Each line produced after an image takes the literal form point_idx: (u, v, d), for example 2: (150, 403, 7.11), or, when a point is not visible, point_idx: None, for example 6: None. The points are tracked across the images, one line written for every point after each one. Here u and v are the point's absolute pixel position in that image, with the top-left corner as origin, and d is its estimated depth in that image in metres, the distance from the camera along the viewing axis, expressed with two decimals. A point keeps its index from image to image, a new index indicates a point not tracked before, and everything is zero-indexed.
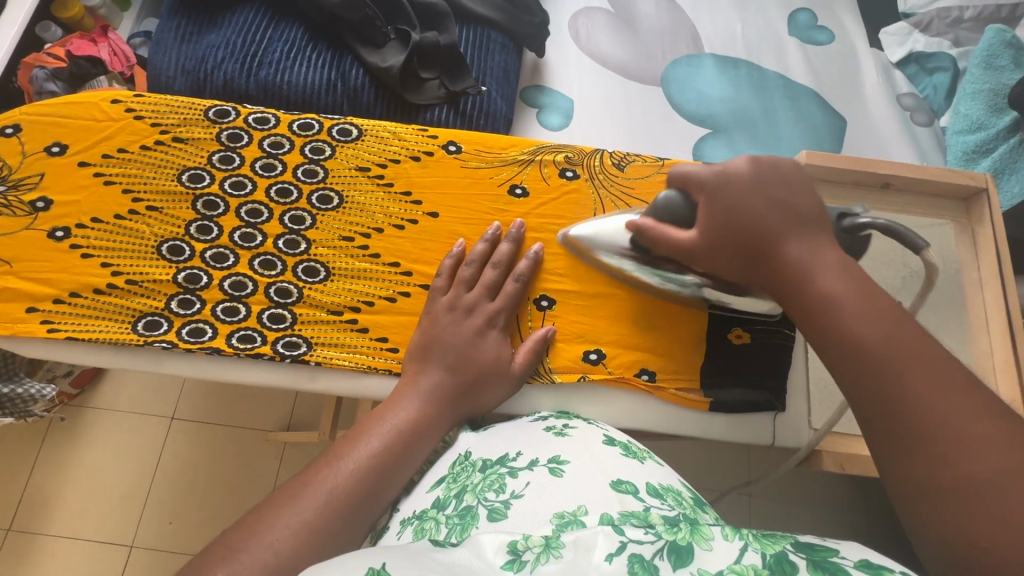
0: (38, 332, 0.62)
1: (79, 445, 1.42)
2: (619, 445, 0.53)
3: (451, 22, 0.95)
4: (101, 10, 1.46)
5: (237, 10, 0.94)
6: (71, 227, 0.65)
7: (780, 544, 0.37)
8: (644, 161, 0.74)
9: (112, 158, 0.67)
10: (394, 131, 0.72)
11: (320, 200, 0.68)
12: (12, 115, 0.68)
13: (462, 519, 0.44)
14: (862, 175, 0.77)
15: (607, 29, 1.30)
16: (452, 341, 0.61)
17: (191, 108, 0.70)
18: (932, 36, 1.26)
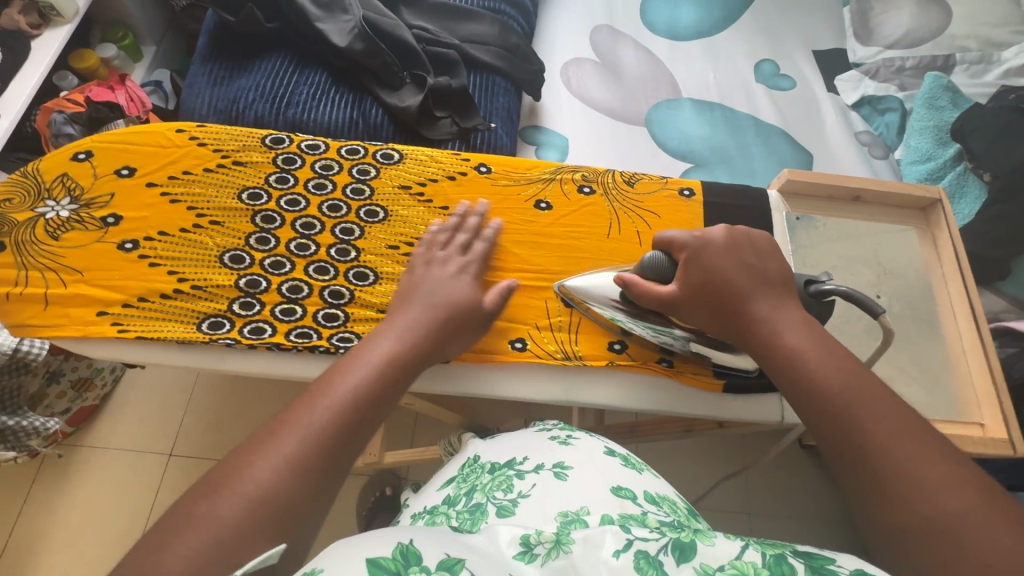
0: (109, 333, 0.65)
1: (73, 485, 1.38)
2: (618, 456, 0.59)
3: (462, 68, 1.05)
4: (114, 61, 1.67)
5: (267, 58, 1.04)
6: (139, 240, 0.70)
7: (781, 550, 0.41)
8: (650, 179, 0.83)
9: (177, 179, 0.74)
10: (431, 155, 0.80)
11: (367, 214, 0.75)
12: (85, 142, 0.74)
13: (473, 513, 0.52)
14: (834, 189, 0.87)
15: (595, 77, 1.43)
16: (427, 286, 0.67)
17: (249, 136, 0.77)
18: (880, 81, 1.41)
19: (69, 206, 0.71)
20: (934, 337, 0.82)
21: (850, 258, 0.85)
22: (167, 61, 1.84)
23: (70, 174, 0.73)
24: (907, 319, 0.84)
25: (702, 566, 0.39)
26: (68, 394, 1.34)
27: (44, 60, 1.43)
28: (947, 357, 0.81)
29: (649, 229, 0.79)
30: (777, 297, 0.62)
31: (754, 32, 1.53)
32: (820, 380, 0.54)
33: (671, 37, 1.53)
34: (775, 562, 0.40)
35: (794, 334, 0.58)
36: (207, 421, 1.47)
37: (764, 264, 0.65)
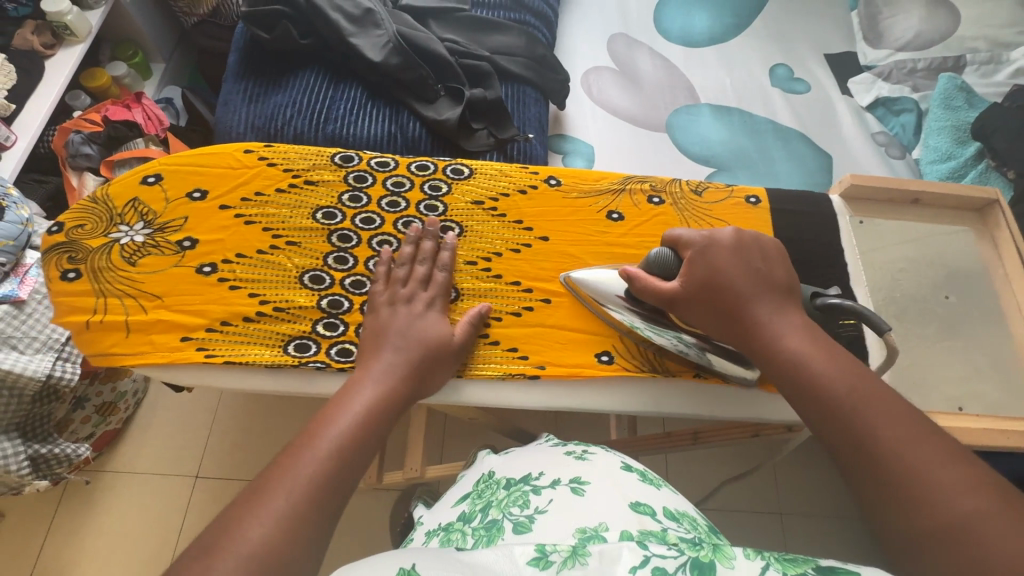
0: (195, 358, 0.67)
1: (98, 512, 1.35)
2: (636, 471, 0.61)
3: (495, 80, 1.05)
4: (125, 79, 1.64)
5: (301, 73, 1.03)
6: (217, 263, 0.72)
7: (801, 566, 0.42)
8: (717, 187, 0.84)
9: (249, 201, 0.75)
10: (501, 170, 0.83)
11: (442, 230, 0.77)
12: (154, 165, 0.76)
13: (489, 530, 0.53)
14: (895, 192, 0.88)
15: (615, 85, 1.44)
16: (397, 326, 0.68)
17: (318, 156, 0.79)
18: (893, 83, 1.44)
19: (144, 231, 0.73)
20: (994, 335, 0.83)
21: (905, 259, 0.86)
22: (176, 77, 1.82)
23: (141, 198, 0.75)
24: (966, 317, 0.85)
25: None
26: (93, 418, 1.31)
27: (59, 81, 1.41)
28: (1009, 354, 0.82)
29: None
30: (777, 302, 0.63)
31: (766, 38, 1.55)
32: (824, 387, 0.55)
33: (686, 43, 1.54)
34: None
35: (794, 339, 0.60)
36: (232, 441, 1.45)
37: (769, 270, 0.66)
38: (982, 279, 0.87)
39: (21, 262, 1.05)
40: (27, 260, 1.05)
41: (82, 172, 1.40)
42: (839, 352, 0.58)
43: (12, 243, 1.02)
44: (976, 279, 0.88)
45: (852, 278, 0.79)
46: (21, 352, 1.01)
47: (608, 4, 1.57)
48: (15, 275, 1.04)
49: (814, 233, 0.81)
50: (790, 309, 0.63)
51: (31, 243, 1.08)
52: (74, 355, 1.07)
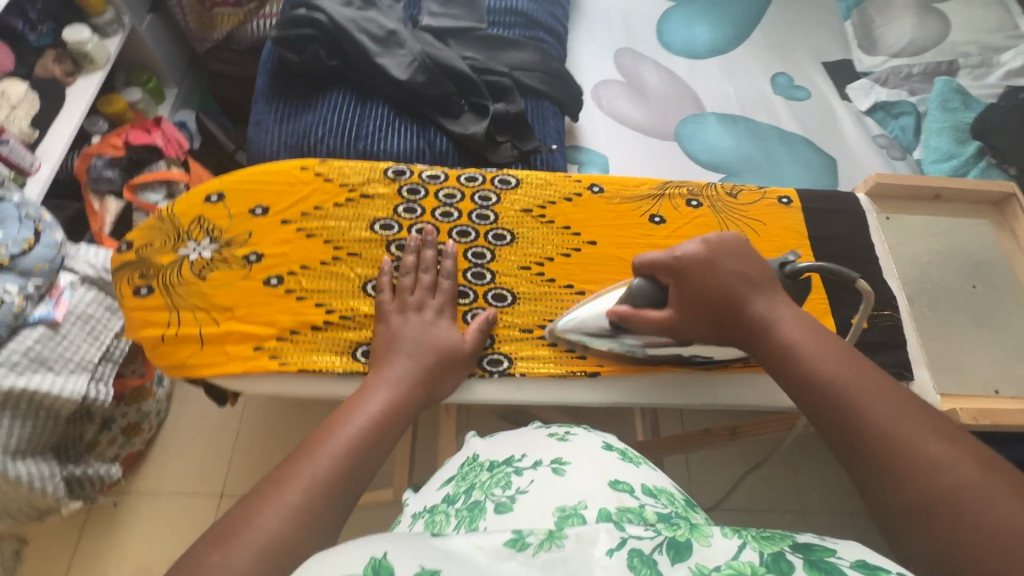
0: (271, 365, 0.71)
1: (125, 534, 1.34)
2: (616, 450, 0.59)
3: (516, 94, 1.09)
4: (141, 104, 1.67)
5: (330, 93, 1.07)
6: (284, 275, 0.76)
7: (778, 545, 0.38)
8: (750, 189, 0.87)
9: (310, 215, 0.79)
10: (547, 178, 0.86)
11: (495, 237, 0.81)
12: (216, 184, 0.80)
13: (471, 511, 0.52)
14: (918, 188, 0.93)
15: (623, 96, 1.49)
16: (409, 334, 0.71)
17: (372, 170, 0.83)
18: (891, 88, 1.49)
19: (211, 247, 0.77)
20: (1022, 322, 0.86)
21: (931, 253, 0.89)
22: (188, 101, 1.85)
23: (206, 215, 0.79)
24: (995, 306, 0.87)
25: (698, 566, 0.36)
26: (118, 440, 1.29)
27: (81, 107, 1.43)
28: None
29: (759, 236, 0.83)
30: (768, 294, 0.64)
31: (765, 49, 1.60)
32: (816, 371, 0.56)
33: (689, 56, 1.59)
34: (773, 561, 0.37)
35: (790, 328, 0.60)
36: (253, 460, 1.44)
37: (750, 268, 0.65)
38: (1002, 269, 0.90)
39: (55, 284, 1.06)
40: (61, 282, 1.06)
41: (103, 196, 1.42)
42: (823, 330, 0.60)
43: (47, 265, 1.03)
44: (1000, 270, 0.91)
45: (874, 272, 0.82)
46: (56, 373, 1.01)
47: (612, 20, 1.63)
48: (50, 297, 1.04)
49: (834, 229, 0.84)
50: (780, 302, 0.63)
51: (64, 266, 1.09)
52: (106, 375, 1.10)
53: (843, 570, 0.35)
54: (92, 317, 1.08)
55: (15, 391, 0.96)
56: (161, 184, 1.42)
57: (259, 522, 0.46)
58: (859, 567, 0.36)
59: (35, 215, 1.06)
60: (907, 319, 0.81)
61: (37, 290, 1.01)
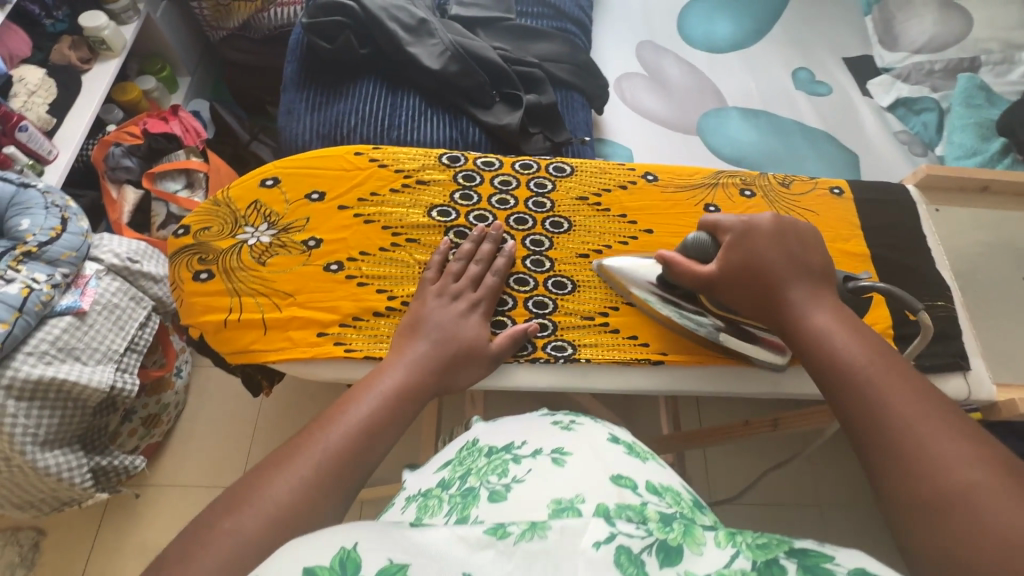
0: (336, 352, 0.71)
1: (145, 526, 1.30)
2: (623, 444, 0.55)
3: (548, 85, 1.08)
4: (155, 93, 1.64)
5: (361, 81, 1.06)
6: (343, 260, 0.76)
7: (773, 551, 0.37)
8: (801, 180, 0.88)
9: (366, 201, 0.80)
10: (601, 167, 0.87)
11: (552, 225, 0.81)
12: (272, 169, 0.81)
13: (464, 498, 0.49)
14: (966, 181, 0.93)
15: (646, 90, 1.48)
16: (436, 318, 0.70)
17: (426, 157, 0.83)
18: (913, 84, 1.48)
19: (269, 232, 0.78)
20: None
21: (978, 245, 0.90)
22: (202, 90, 1.82)
23: (263, 201, 0.80)
24: None
25: (686, 572, 0.36)
26: (139, 432, 1.28)
27: (98, 93, 1.41)
28: None
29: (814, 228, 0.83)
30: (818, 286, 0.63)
31: (788, 43, 1.59)
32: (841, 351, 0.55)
33: (710, 49, 1.57)
34: (765, 567, 0.36)
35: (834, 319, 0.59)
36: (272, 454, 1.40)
37: (808, 257, 0.65)
38: None
39: (81, 273, 1.04)
40: (86, 271, 1.05)
41: (121, 185, 1.41)
42: (867, 331, 0.57)
43: (75, 254, 1.01)
44: None
45: (922, 264, 0.81)
46: (83, 363, 1.00)
47: (633, 13, 1.62)
48: (76, 287, 1.03)
49: (878, 222, 0.84)
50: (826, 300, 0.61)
51: (89, 255, 1.08)
52: (131, 366, 1.08)
53: None
54: (117, 306, 1.07)
55: (45, 380, 0.94)
56: (180, 174, 1.41)
57: (267, 492, 0.46)
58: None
59: (62, 203, 1.04)
60: (960, 308, 0.79)
61: (64, 279, 1.00)
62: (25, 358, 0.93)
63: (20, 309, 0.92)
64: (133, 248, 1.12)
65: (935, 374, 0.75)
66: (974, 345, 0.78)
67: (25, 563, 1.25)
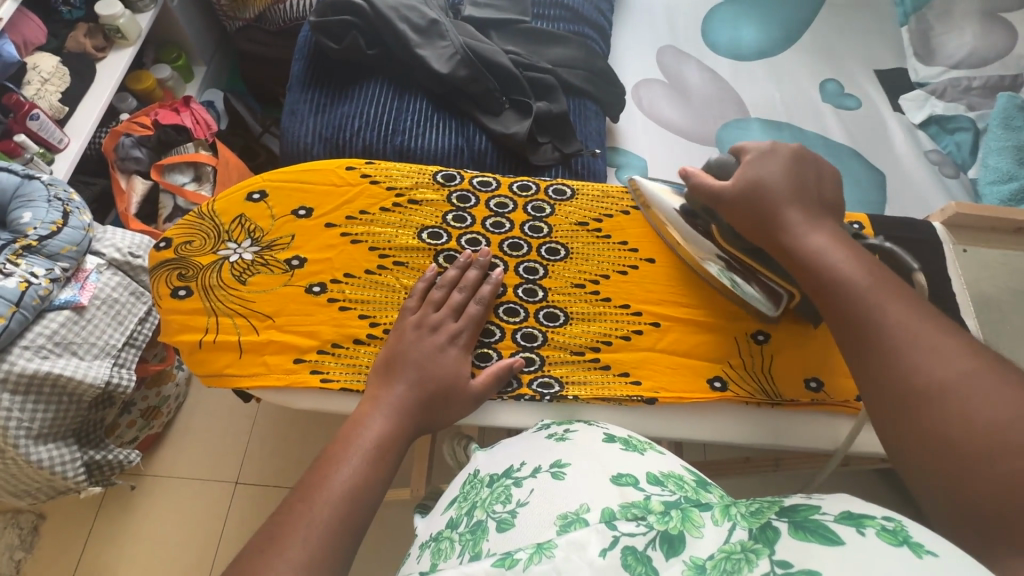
0: (312, 381, 0.69)
1: (138, 518, 1.29)
2: (618, 440, 0.56)
3: (560, 93, 1.04)
4: (169, 82, 1.64)
5: (367, 84, 1.04)
6: (326, 283, 0.74)
7: (764, 517, 0.38)
8: None
9: (355, 220, 0.78)
10: (603, 192, 0.84)
11: (548, 252, 0.78)
12: (259, 182, 0.79)
13: (473, 533, 0.47)
14: (997, 219, 0.87)
15: (665, 97, 1.43)
16: (414, 354, 0.67)
17: (420, 175, 0.81)
18: (948, 101, 1.41)
19: (252, 248, 0.76)
20: None
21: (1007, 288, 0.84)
22: (216, 81, 1.81)
23: (248, 215, 0.78)
24: None
25: (692, 559, 0.35)
26: (138, 423, 1.28)
27: (111, 85, 1.40)
28: None
29: None
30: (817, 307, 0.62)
31: (818, 52, 1.52)
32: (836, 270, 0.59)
33: (734, 56, 1.51)
34: (761, 533, 0.36)
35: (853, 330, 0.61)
36: (272, 448, 1.37)
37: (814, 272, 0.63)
38: None
39: (81, 267, 1.04)
40: (87, 265, 1.04)
41: (131, 175, 1.40)
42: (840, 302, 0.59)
43: (75, 248, 1.01)
44: None
45: (943, 308, 0.76)
46: (80, 358, 1.00)
47: (656, 16, 1.57)
48: (76, 280, 1.03)
49: None
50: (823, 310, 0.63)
51: (91, 248, 1.07)
52: (129, 361, 1.07)
53: (827, 525, 0.36)
54: (117, 302, 1.07)
55: (40, 374, 0.94)
56: (188, 167, 1.41)
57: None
58: (844, 518, 0.36)
59: (65, 196, 1.03)
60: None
61: (64, 273, 1.00)
62: (22, 352, 0.94)
63: (16, 303, 0.92)
64: (135, 242, 1.11)
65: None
66: None
67: (23, 546, 1.25)
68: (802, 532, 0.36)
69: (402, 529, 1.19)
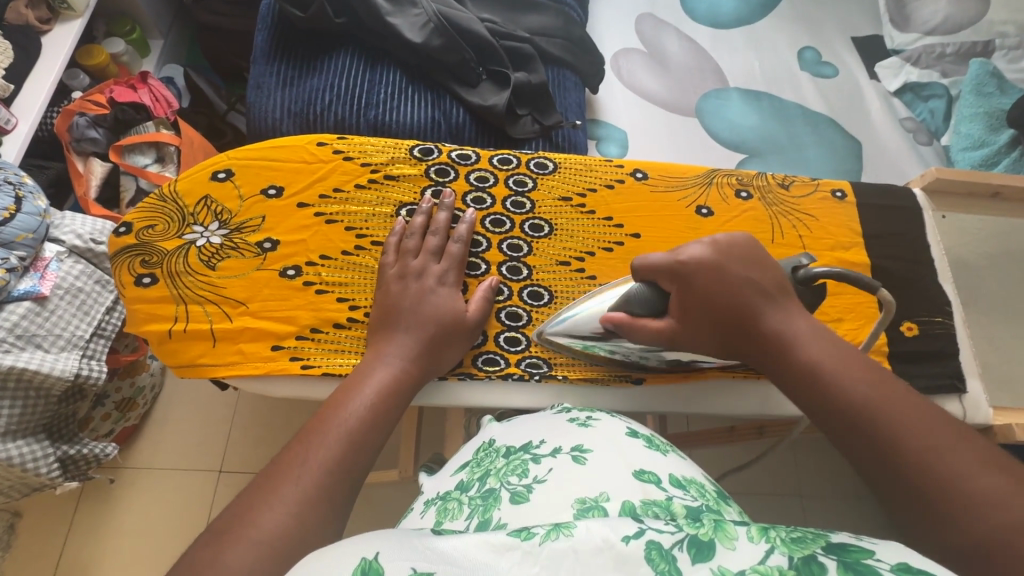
0: (292, 368, 0.68)
1: (119, 511, 1.27)
2: (641, 437, 0.54)
3: (538, 63, 1.01)
4: (124, 57, 1.54)
5: (335, 56, 0.99)
6: (301, 265, 0.72)
7: (810, 547, 0.35)
8: (803, 181, 0.83)
9: (328, 198, 0.75)
10: (587, 164, 0.81)
11: (531, 228, 0.76)
12: (224, 160, 0.75)
13: (485, 500, 0.47)
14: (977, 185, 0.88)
15: (644, 67, 1.40)
16: (408, 303, 0.67)
17: (396, 148, 0.78)
18: (922, 68, 1.41)
19: (220, 231, 0.72)
20: None
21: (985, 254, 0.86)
22: (175, 55, 1.72)
23: (214, 195, 0.74)
24: None
25: (720, 568, 0.33)
26: (112, 415, 1.25)
27: (57, 60, 1.31)
28: None
29: (811, 234, 0.79)
30: (769, 304, 0.61)
31: (796, 19, 1.50)
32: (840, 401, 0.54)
33: (712, 23, 1.48)
34: (804, 564, 0.34)
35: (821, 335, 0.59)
36: (255, 435, 1.35)
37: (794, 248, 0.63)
38: None
39: (40, 256, 0.99)
40: (46, 253, 1.00)
41: (88, 158, 1.33)
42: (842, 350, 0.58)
43: (31, 235, 0.96)
44: None
45: (922, 274, 0.78)
46: (45, 351, 0.96)
47: None
48: (35, 270, 0.98)
49: (879, 227, 0.80)
50: (785, 312, 0.61)
51: (49, 236, 1.02)
52: (98, 352, 1.03)
53: (882, 574, 0.32)
54: (81, 291, 1.02)
55: (4, 369, 0.90)
56: (149, 148, 1.34)
57: (260, 517, 0.45)
58: (901, 572, 0.33)
59: (16, 179, 0.98)
60: (960, 323, 0.76)
61: (20, 263, 0.95)
62: None
63: None
64: (95, 228, 1.05)
65: (926, 394, 0.73)
66: (973, 361, 0.75)
67: None
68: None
69: (392, 508, 1.19)
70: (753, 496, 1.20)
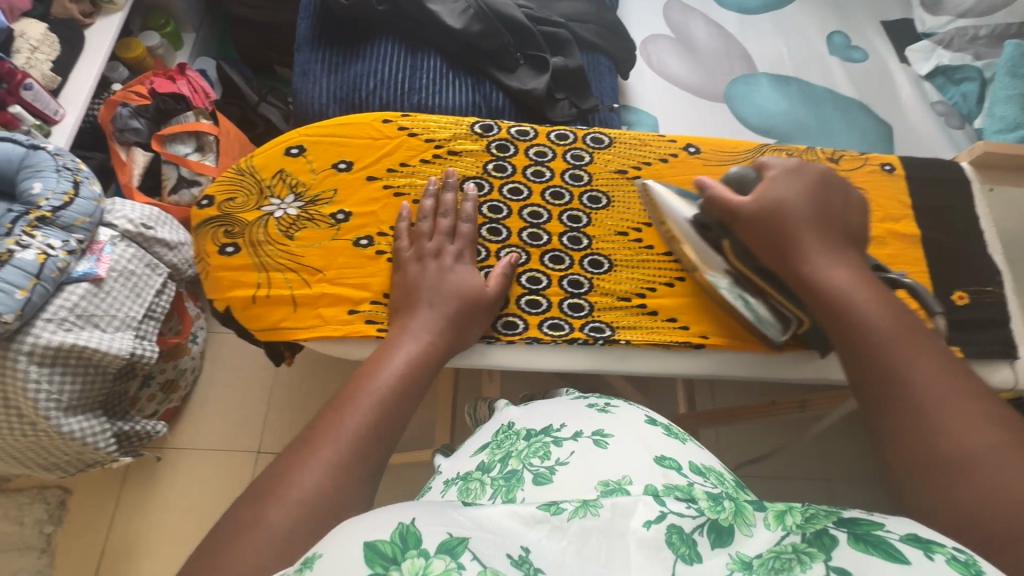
0: (369, 331, 0.70)
1: (164, 488, 1.31)
2: (659, 425, 0.56)
3: (574, 47, 1.02)
4: (159, 50, 1.58)
5: (378, 42, 1.01)
6: (373, 236, 0.74)
7: (821, 522, 0.35)
8: (851, 155, 0.84)
9: (395, 172, 0.78)
10: (640, 140, 0.83)
11: (590, 200, 0.79)
12: (296, 137, 0.78)
13: (508, 481, 0.50)
14: None
15: (673, 53, 1.41)
16: (469, 275, 0.69)
17: (457, 125, 0.80)
18: (954, 51, 1.39)
19: (296, 204, 0.75)
20: None
21: None
22: (207, 49, 1.75)
23: (288, 169, 0.77)
24: None
25: (738, 555, 0.35)
26: (157, 397, 1.29)
27: (99, 52, 1.34)
28: None
29: None
30: None
31: (824, 4, 1.50)
32: None
33: (739, 10, 1.49)
34: (815, 538, 0.34)
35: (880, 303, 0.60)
36: (292, 416, 1.39)
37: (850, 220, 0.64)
38: None
39: (95, 239, 1.03)
40: (101, 237, 1.04)
41: (130, 147, 1.37)
42: None
43: (88, 219, 1.00)
44: None
45: (968, 247, 0.79)
46: (103, 330, 1.00)
47: None
48: (92, 253, 1.02)
49: (924, 202, 0.81)
50: None
51: (103, 220, 1.06)
52: (150, 333, 1.08)
53: (893, 547, 0.33)
54: (133, 273, 1.06)
55: (65, 346, 0.94)
56: (190, 137, 1.37)
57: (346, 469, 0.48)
58: (910, 540, 0.33)
59: (73, 166, 1.01)
60: (1009, 294, 0.77)
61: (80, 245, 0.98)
62: (46, 325, 0.93)
63: (37, 275, 0.90)
64: (146, 214, 1.10)
65: (977, 361, 0.74)
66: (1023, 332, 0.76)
67: (53, 520, 1.27)
68: (864, 547, 0.33)
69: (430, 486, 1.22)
70: (788, 477, 1.21)
